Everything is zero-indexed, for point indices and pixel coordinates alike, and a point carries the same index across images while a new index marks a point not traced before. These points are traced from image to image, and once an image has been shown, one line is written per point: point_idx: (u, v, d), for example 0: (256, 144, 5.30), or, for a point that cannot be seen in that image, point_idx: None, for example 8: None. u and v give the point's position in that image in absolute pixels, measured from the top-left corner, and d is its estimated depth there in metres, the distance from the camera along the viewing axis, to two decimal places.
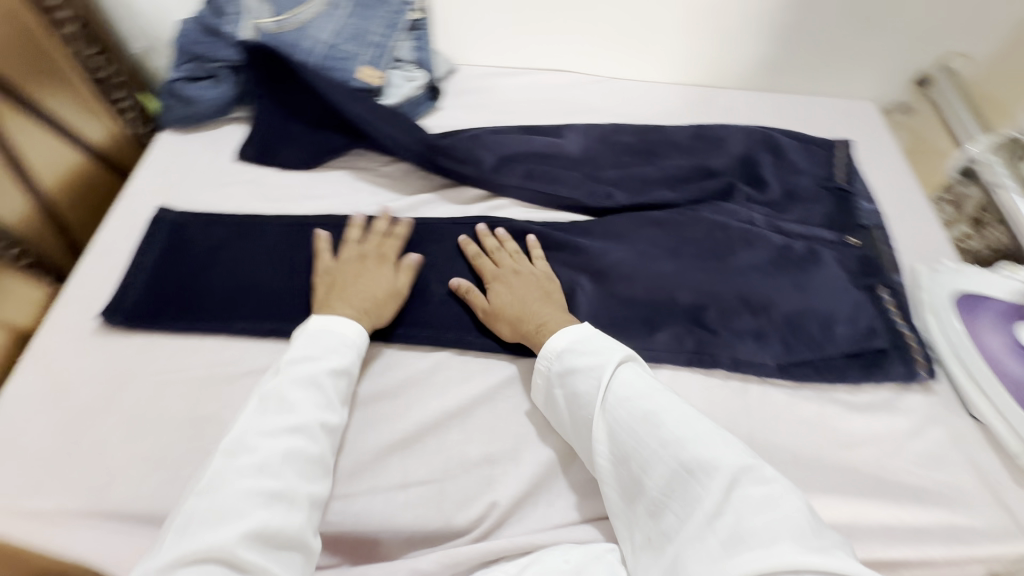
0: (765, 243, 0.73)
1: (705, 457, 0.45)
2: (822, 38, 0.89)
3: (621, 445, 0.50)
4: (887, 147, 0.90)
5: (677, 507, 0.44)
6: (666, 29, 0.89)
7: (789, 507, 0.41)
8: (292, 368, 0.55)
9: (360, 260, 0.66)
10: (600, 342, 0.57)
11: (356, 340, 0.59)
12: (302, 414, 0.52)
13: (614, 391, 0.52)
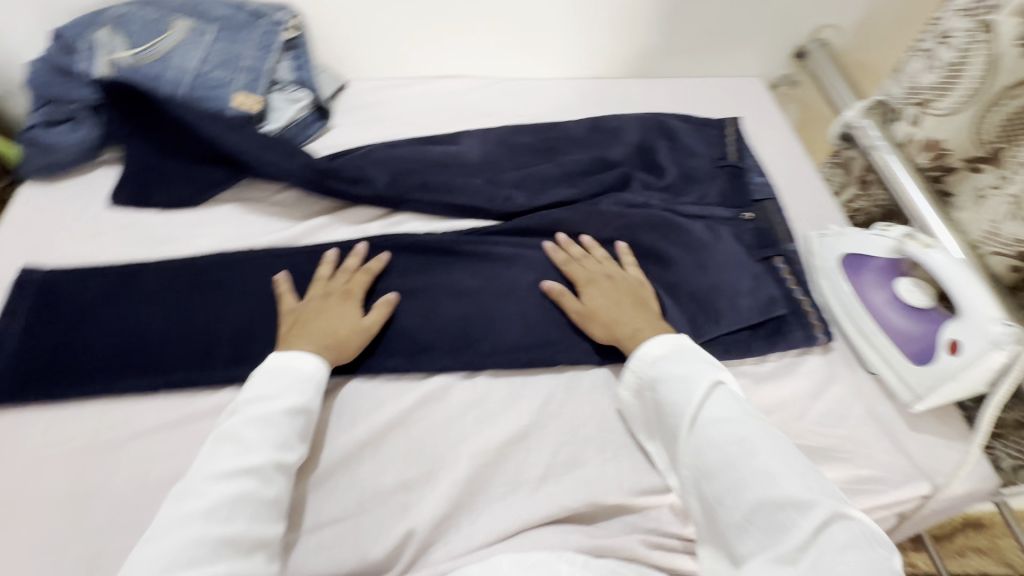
0: (665, 228, 0.74)
1: (796, 493, 0.45)
2: (701, 22, 0.92)
3: (708, 463, 0.50)
4: (774, 121, 0.95)
5: (757, 533, 0.45)
6: (551, 27, 0.89)
7: (882, 559, 0.41)
8: (249, 408, 0.53)
9: (321, 295, 0.64)
10: (692, 357, 0.57)
11: (315, 374, 0.57)
12: (258, 455, 0.50)
13: (707, 409, 0.53)
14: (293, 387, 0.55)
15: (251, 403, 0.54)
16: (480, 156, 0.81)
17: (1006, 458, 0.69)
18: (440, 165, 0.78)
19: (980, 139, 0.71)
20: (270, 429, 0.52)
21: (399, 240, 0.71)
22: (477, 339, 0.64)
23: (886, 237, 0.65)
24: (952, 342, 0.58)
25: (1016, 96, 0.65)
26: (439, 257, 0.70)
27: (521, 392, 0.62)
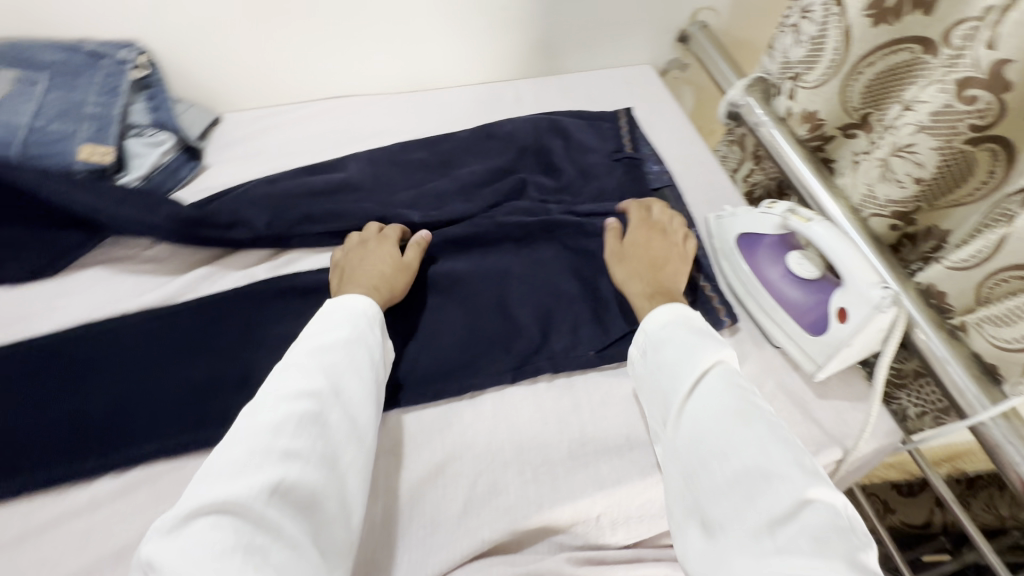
0: (565, 231, 0.74)
1: (784, 471, 0.47)
2: (583, 17, 0.92)
3: (699, 431, 0.53)
4: (666, 106, 0.95)
5: (735, 501, 0.48)
6: (429, 37, 0.87)
7: (857, 548, 0.43)
8: (310, 345, 0.57)
9: (360, 249, 0.69)
10: (700, 331, 0.60)
11: (370, 312, 0.61)
12: (319, 379, 0.53)
13: (707, 380, 0.55)
14: (346, 325, 0.59)
15: (312, 337, 0.57)
16: (371, 179, 0.78)
17: (911, 407, 0.72)
18: (329, 194, 0.75)
19: (850, 107, 0.75)
20: (328, 359, 0.55)
21: (290, 283, 0.68)
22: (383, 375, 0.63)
23: (770, 215, 0.66)
24: (841, 310, 0.60)
25: (872, 63, 0.69)
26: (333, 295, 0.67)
27: (433, 424, 0.61)
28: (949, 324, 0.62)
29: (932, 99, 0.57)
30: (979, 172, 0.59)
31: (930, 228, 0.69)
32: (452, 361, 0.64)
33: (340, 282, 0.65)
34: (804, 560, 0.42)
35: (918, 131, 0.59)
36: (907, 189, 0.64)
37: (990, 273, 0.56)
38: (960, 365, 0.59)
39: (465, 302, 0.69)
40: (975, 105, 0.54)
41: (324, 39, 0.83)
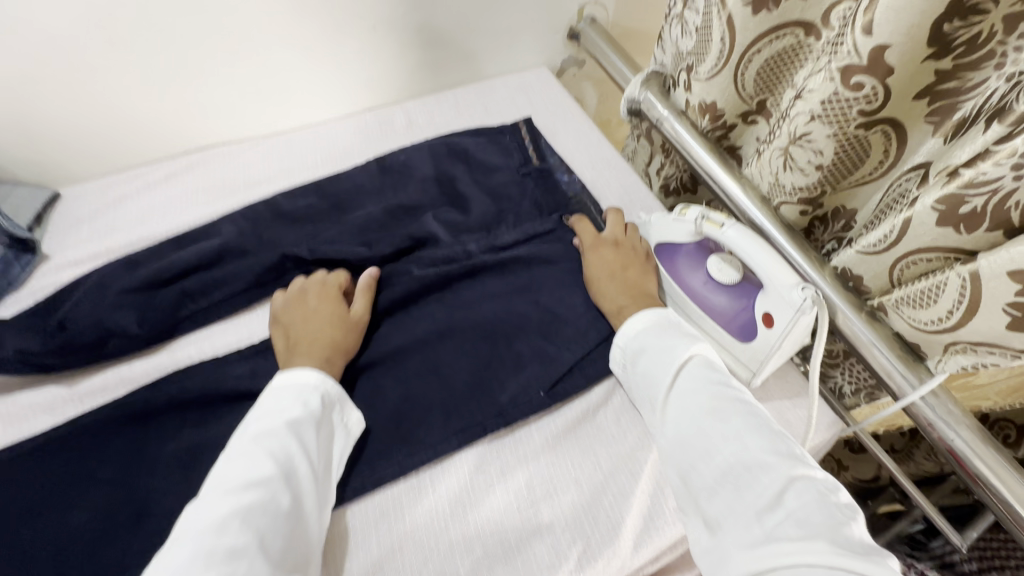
0: (479, 267, 0.69)
1: (770, 458, 0.45)
2: (465, 26, 0.85)
3: (682, 431, 0.50)
4: (568, 109, 0.91)
5: (730, 493, 0.45)
6: (295, 70, 0.79)
7: (845, 524, 0.41)
8: (261, 425, 0.51)
9: (299, 310, 0.62)
10: (676, 330, 0.58)
11: (324, 380, 0.56)
12: (269, 465, 0.48)
13: (685, 376, 0.54)
14: (297, 396, 0.54)
15: (262, 415, 0.52)
16: (258, 238, 0.68)
17: (846, 384, 0.72)
18: (206, 268, 0.65)
19: (745, 95, 0.73)
20: (278, 440, 0.50)
21: (170, 387, 0.58)
22: None
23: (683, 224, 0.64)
24: (765, 314, 0.58)
25: (759, 50, 0.67)
26: (227, 390, 0.59)
27: (366, 518, 0.54)
28: (869, 307, 0.60)
29: (821, 88, 0.55)
30: (875, 153, 0.59)
31: (838, 208, 0.68)
32: (375, 439, 0.58)
33: (288, 346, 0.59)
34: (791, 545, 0.39)
35: (811, 119, 0.58)
36: (809, 176, 0.63)
37: (899, 257, 0.54)
38: (886, 347, 0.58)
39: (382, 368, 0.62)
40: (862, 91, 0.52)
41: (168, 87, 0.73)
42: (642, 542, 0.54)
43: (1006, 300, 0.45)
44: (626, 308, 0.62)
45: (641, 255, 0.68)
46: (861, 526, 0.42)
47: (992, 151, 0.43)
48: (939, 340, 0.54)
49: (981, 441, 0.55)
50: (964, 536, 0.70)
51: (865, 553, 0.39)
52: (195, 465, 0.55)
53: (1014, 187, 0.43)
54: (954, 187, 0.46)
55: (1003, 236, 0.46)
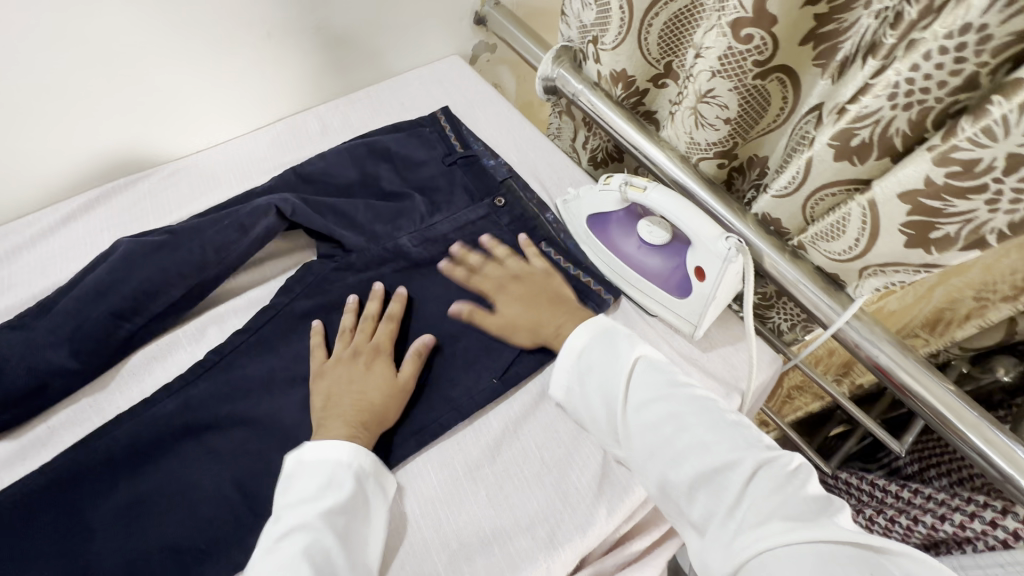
0: (418, 264, 0.68)
1: (735, 454, 0.48)
2: (368, 23, 0.83)
3: (649, 442, 0.52)
4: (486, 93, 0.90)
5: (705, 496, 0.47)
6: (188, 86, 0.74)
7: (801, 491, 0.46)
8: (290, 523, 0.48)
9: (344, 368, 0.58)
10: (615, 336, 0.59)
11: (349, 460, 0.52)
12: (303, 569, 0.45)
13: (637, 386, 0.55)
14: (326, 486, 0.50)
15: (290, 508, 0.49)
16: (166, 233, 0.62)
17: (782, 321, 0.77)
18: (115, 292, 0.58)
19: (652, 59, 0.75)
20: (313, 538, 0.47)
21: (103, 440, 0.55)
22: (257, 493, 0.54)
23: (609, 192, 0.65)
24: (697, 268, 0.61)
25: (657, 14, 0.68)
26: (167, 432, 0.55)
27: None
28: (791, 246, 0.64)
29: (716, 44, 0.57)
30: (776, 100, 0.62)
31: (751, 157, 0.72)
32: None
33: (324, 407, 0.56)
34: (756, 534, 0.43)
35: (713, 76, 0.60)
36: (720, 130, 0.66)
37: (809, 194, 0.57)
38: (808, 282, 0.62)
39: None
40: (752, 42, 0.55)
41: (53, 127, 0.67)
42: (615, 504, 0.55)
43: (901, 220, 0.47)
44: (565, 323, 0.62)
45: (542, 276, 0.67)
46: (815, 487, 0.47)
47: (870, 85, 0.45)
48: (855, 267, 0.57)
49: (906, 360, 0.60)
50: (901, 442, 0.76)
51: (817, 515, 0.44)
52: (142, 515, 0.52)
53: (893, 116, 0.45)
54: (844, 123, 0.48)
55: (892, 162, 0.49)
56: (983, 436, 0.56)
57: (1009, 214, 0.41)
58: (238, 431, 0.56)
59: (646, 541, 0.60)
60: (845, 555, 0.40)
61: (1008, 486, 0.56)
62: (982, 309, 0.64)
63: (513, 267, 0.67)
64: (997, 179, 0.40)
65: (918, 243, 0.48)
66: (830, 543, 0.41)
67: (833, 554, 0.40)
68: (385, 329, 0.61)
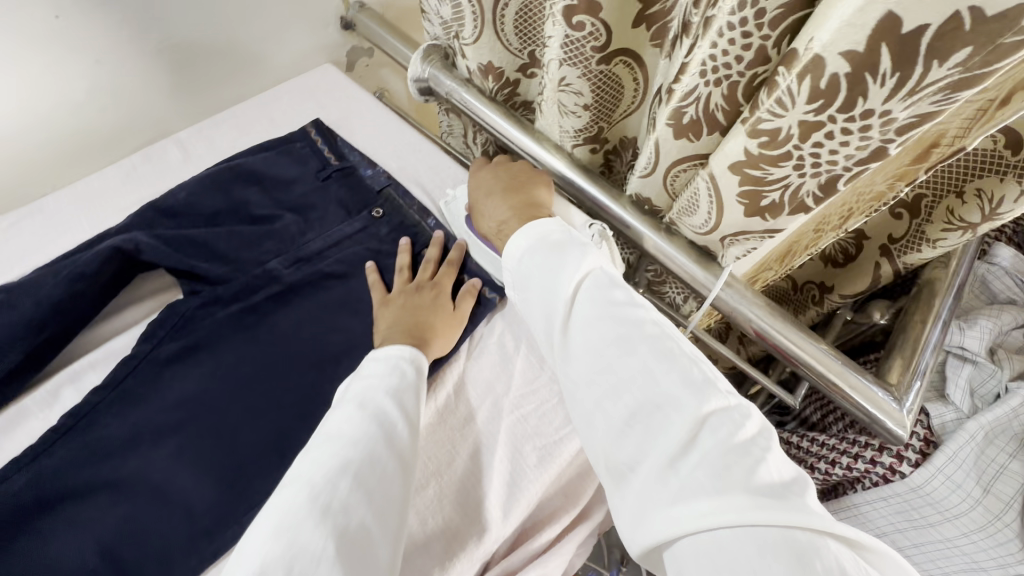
0: (294, 289, 0.65)
1: (679, 392, 0.41)
2: (219, 38, 0.78)
3: (588, 365, 0.45)
4: (362, 100, 0.87)
5: (642, 431, 0.41)
6: (17, 128, 0.67)
7: (757, 466, 0.38)
8: (354, 393, 0.51)
9: (407, 295, 0.62)
10: (565, 243, 0.53)
11: (412, 356, 0.56)
12: (374, 426, 0.48)
13: (581, 303, 0.48)
14: (392, 369, 0.54)
15: (358, 383, 0.52)
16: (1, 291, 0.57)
17: (676, 295, 0.78)
18: None
19: (515, 50, 0.71)
20: (378, 404, 0.50)
21: None
22: (122, 556, 0.51)
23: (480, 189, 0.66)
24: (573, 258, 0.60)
25: (506, 3, 0.65)
26: (14, 511, 0.51)
27: None
28: (664, 223, 0.65)
29: (555, 33, 0.56)
30: (628, 82, 0.63)
31: (622, 140, 0.73)
32: (220, 502, 0.54)
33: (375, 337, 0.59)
34: (703, 495, 0.36)
35: (561, 65, 0.59)
36: (582, 117, 0.66)
37: (666, 172, 0.58)
38: (683, 255, 0.62)
39: (204, 428, 0.57)
40: (586, 29, 0.54)
41: None
42: (509, 507, 0.55)
43: (735, 191, 0.47)
44: (504, 223, 0.60)
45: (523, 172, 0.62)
46: (776, 455, 0.39)
47: (686, 64, 0.45)
48: (715, 237, 0.58)
49: (774, 317, 0.62)
50: (796, 396, 0.79)
51: (788, 494, 0.37)
52: None
53: (709, 93, 0.46)
54: (674, 102, 0.48)
55: (721, 136, 0.50)
56: (849, 383, 0.59)
57: (815, 177, 0.42)
58: (99, 496, 0.53)
59: (555, 530, 0.60)
60: (820, 546, 0.34)
61: (874, 426, 0.60)
62: (818, 237, 0.62)
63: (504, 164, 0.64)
64: (796, 147, 0.40)
65: (753, 212, 0.49)
66: (806, 530, 0.34)
67: (811, 544, 0.34)
68: (446, 269, 0.65)
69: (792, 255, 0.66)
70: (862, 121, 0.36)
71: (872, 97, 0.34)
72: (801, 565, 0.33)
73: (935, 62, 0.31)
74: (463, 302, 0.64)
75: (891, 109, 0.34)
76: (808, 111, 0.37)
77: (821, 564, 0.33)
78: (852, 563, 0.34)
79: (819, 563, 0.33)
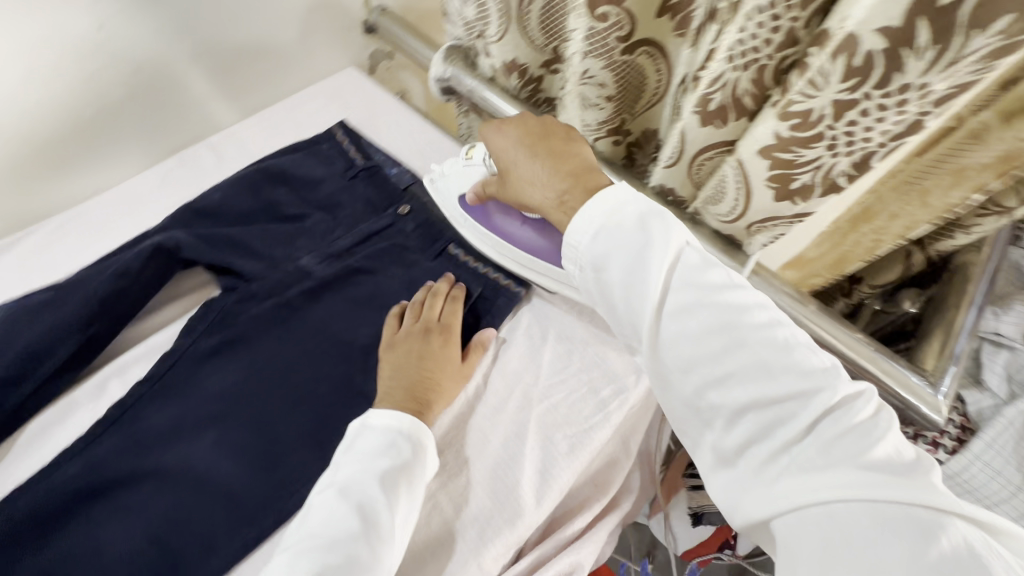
0: (326, 285, 0.67)
1: (794, 378, 0.39)
2: (248, 43, 0.80)
3: (689, 352, 0.41)
4: (385, 101, 0.89)
5: (756, 418, 0.39)
6: (63, 136, 0.70)
7: (875, 448, 0.37)
8: (341, 481, 0.51)
9: (412, 342, 0.60)
10: (650, 222, 0.44)
11: (404, 434, 0.54)
12: (352, 525, 0.48)
13: (677, 291, 0.42)
14: (384, 452, 0.53)
15: (349, 464, 0.52)
16: (52, 289, 0.60)
17: None
18: None
19: (539, 45, 0.72)
20: (362, 496, 0.50)
21: None
22: (170, 541, 0.53)
23: (473, 165, 0.66)
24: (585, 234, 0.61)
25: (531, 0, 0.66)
26: (68, 497, 0.53)
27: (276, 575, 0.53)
28: (688, 214, 0.64)
29: (578, 26, 0.57)
30: (651, 73, 0.63)
31: (645, 132, 0.73)
32: (262, 488, 0.56)
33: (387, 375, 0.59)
34: (819, 480, 0.36)
35: (584, 57, 0.60)
36: (605, 109, 0.66)
37: (691, 161, 0.58)
38: (709, 244, 0.62)
39: (240, 419, 0.59)
40: (609, 20, 0.55)
41: None
42: (543, 493, 0.56)
43: (764, 176, 0.47)
44: (567, 191, 0.51)
45: (562, 137, 0.55)
46: (894, 436, 0.38)
47: (713, 50, 0.46)
48: (741, 225, 0.58)
49: (804, 305, 0.61)
50: None
51: (908, 473, 0.36)
52: None
53: (737, 78, 0.46)
54: (700, 90, 0.48)
55: (749, 121, 0.50)
56: (881, 368, 0.59)
57: (849, 156, 0.43)
58: (146, 484, 0.55)
59: (586, 518, 0.61)
60: (944, 523, 0.33)
61: (909, 412, 0.59)
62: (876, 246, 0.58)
63: (531, 127, 0.57)
64: (830, 126, 0.41)
65: (784, 196, 0.49)
66: (927, 508, 0.33)
67: (933, 522, 0.33)
68: (456, 310, 0.63)
69: (842, 262, 0.62)
70: (898, 96, 0.37)
71: (909, 70, 0.35)
72: (918, 541, 0.32)
73: (974, 32, 0.32)
74: (472, 356, 0.62)
75: (929, 81, 0.35)
76: (842, 89, 0.38)
77: (949, 544, 0.32)
78: (982, 544, 0.32)
79: (945, 541, 0.32)
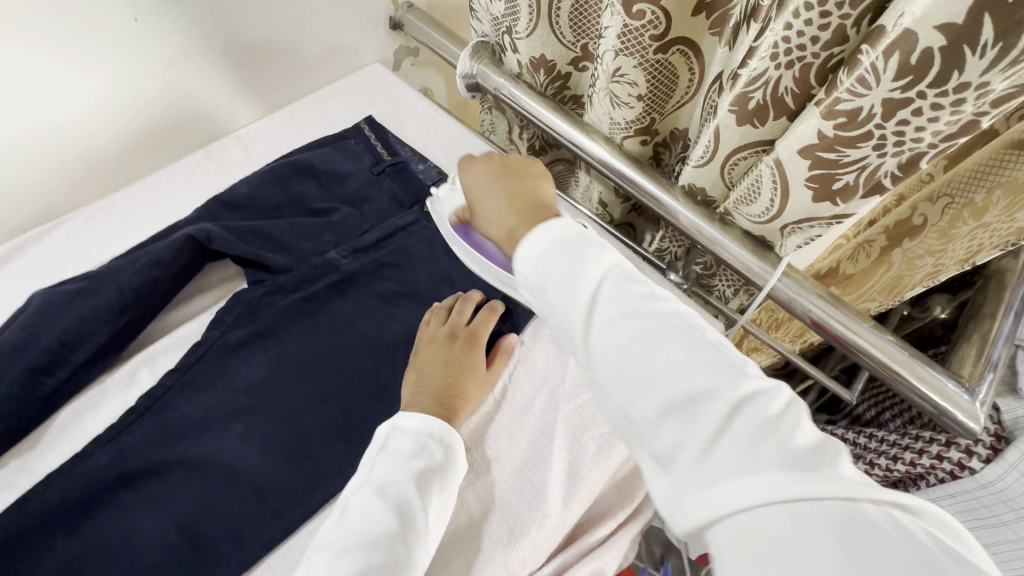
0: (353, 280, 0.67)
1: (716, 379, 0.36)
2: (276, 38, 0.80)
3: (614, 360, 0.38)
4: (410, 97, 0.89)
5: (679, 421, 0.35)
6: (95, 127, 0.71)
7: (791, 442, 0.33)
8: (375, 479, 0.52)
9: (438, 347, 0.60)
10: (581, 245, 0.45)
11: (437, 435, 0.54)
12: (391, 522, 0.48)
13: (603, 304, 0.41)
14: (417, 453, 0.53)
15: (382, 463, 0.53)
16: (85, 278, 0.60)
17: (728, 288, 0.77)
18: (32, 348, 0.56)
19: (569, 42, 0.72)
20: (399, 494, 0.50)
21: (33, 501, 0.53)
22: (198, 531, 0.54)
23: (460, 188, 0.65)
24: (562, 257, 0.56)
25: None
26: (100, 484, 0.54)
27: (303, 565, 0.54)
28: (719, 214, 0.63)
29: (613, 23, 0.57)
30: (684, 71, 0.63)
31: (673, 132, 0.72)
32: (290, 480, 0.56)
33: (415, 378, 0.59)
34: (742, 483, 0.31)
35: (617, 55, 0.60)
36: (636, 107, 0.66)
37: (724, 161, 0.57)
38: (739, 244, 0.60)
39: (269, 411, 0.59)
40: (645, 18, 0.55)
41: None
42: (571, 495, 0.56)
43: (804, 176, 0.47)
44: (516, 227, 0.52)
45: (524, 175, 0.57)
46: (807, 429, 0.34)
47: (755, 47, 0.45)
48: (775, 226, 0.57)
49: (836, 308, 0.60)
50: (853, 391, 0.77)
51: (816, 465, 0.32)
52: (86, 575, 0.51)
53: (780, 76, 0.45)
54: (740, 88, 0.48)
55: (789, 121, 0.49)
56: (915, 373, 0.58)
57: (896, 157, 0.42)
58: (176, 474, 0.55)
59: (611, 525, 0.61)
60: (854, 511, 0.29)
61: (943, 418, 0.58)
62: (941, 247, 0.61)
63: (497, 165, 0.58)
64: (878, 126, 0.40)
65: (823, 197, 0.48)
66: (838, 499, 0.30)
67: (843, 512, 0.29)
68: (485, 315, 0.63)
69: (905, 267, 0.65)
70: (954, 96, 0.36)
71: (967, 70, 0.34)
72: (838, 540, 0.28)
73: None
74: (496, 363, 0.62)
75: (989, 80, 0.34)
76: (894, 88, 0.37)
77: (866, 540, 0.28)
78: (896, 532, 0.28)
79: (868, 537, 0.28)
